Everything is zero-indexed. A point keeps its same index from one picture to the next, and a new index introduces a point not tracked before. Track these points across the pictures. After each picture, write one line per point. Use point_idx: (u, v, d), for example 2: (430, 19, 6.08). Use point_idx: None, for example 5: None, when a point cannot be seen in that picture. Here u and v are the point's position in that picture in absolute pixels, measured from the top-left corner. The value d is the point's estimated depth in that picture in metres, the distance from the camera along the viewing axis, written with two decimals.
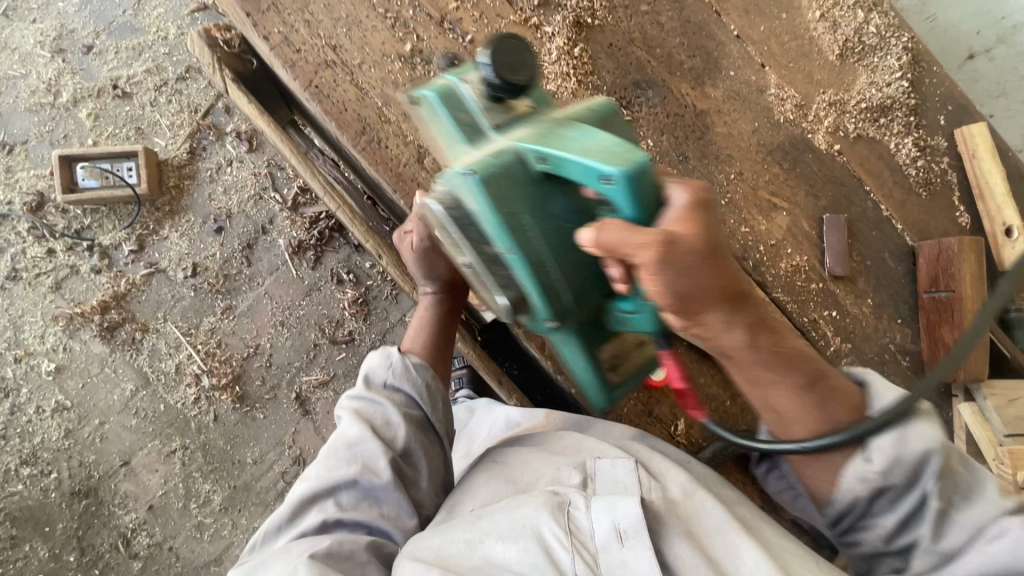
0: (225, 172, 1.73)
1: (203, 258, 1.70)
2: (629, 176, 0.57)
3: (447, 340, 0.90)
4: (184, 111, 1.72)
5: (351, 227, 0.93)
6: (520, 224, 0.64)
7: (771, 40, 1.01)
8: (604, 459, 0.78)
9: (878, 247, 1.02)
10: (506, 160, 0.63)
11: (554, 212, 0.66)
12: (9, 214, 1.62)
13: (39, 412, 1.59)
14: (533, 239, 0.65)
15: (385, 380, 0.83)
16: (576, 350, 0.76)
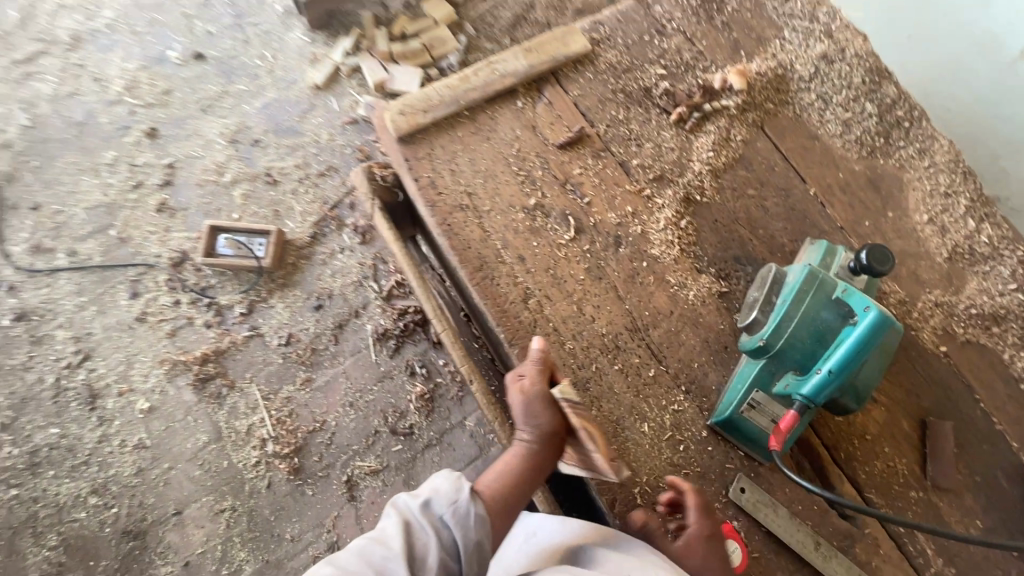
0: (336, 257, 1.93)
1: (298, 329, 1.85)
2: (880, 321, 0.78)
3: (519, 495, 0.92)
4: (317, 202, 1.98)
5: (449, 349, 1.01)
6: (802, 295, 0.85)
7: (875, 235, 1.05)
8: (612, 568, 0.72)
9: (992, 463, 0.94)
10: (828, 276, 0.86)
11: (823, 316, 0.84)
12: (155, 265, 1.88)
13: (121, 446, 1.71)
14: (802, 305, 0.84)
15: (442, 514, 0.84)
16: (749, 370, 0.88)
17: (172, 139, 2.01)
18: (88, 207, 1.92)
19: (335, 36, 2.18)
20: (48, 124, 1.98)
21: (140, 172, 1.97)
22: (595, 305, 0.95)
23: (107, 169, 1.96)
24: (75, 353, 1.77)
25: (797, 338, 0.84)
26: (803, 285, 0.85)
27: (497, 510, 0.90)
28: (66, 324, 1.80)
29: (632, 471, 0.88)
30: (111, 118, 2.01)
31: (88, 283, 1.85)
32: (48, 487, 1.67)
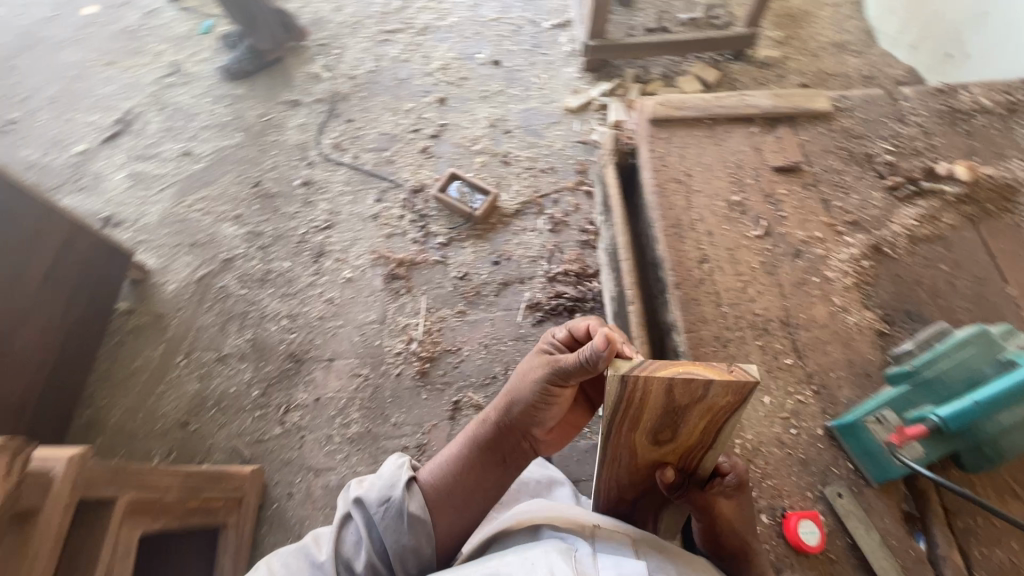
0: (526, 233, 2.28)
1: (474, 272, 2.21)
2: None
3: (460, 479, 1.10)
4: (531, 188, 2.39)
5: (624, 274, 1.16)
6: (969, 341, 0.88)
7: None
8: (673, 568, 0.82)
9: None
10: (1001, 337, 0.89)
11: (983, 366, 0.87)
12: (400, 186, 2.42)
13: (320, 295, 2.19)
14: (965, 349, 0.88)
15: (370, 513, 1.06)
16: (891, 391, 0.92)
17: (454, 109, 2.61)
18: (379, 133, 2.57)
19: (598, 80, 2.68)
20: (382, 74, 2.74)
21: (422, 122, 2.58)
22: (759, 290, 1.08)
23: (403, 113, 2.61)
24: (323, 221, 2.35)
25: (950, 374, 0.88)
26: (972, 334, 0.88)
27: (442, 480, 1.10)
28: (328, 200, 2.40)
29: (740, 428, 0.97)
30: (421, 83, 2.70)
31: (354, 179, 2.45)
32: (263, 299, 2.19)
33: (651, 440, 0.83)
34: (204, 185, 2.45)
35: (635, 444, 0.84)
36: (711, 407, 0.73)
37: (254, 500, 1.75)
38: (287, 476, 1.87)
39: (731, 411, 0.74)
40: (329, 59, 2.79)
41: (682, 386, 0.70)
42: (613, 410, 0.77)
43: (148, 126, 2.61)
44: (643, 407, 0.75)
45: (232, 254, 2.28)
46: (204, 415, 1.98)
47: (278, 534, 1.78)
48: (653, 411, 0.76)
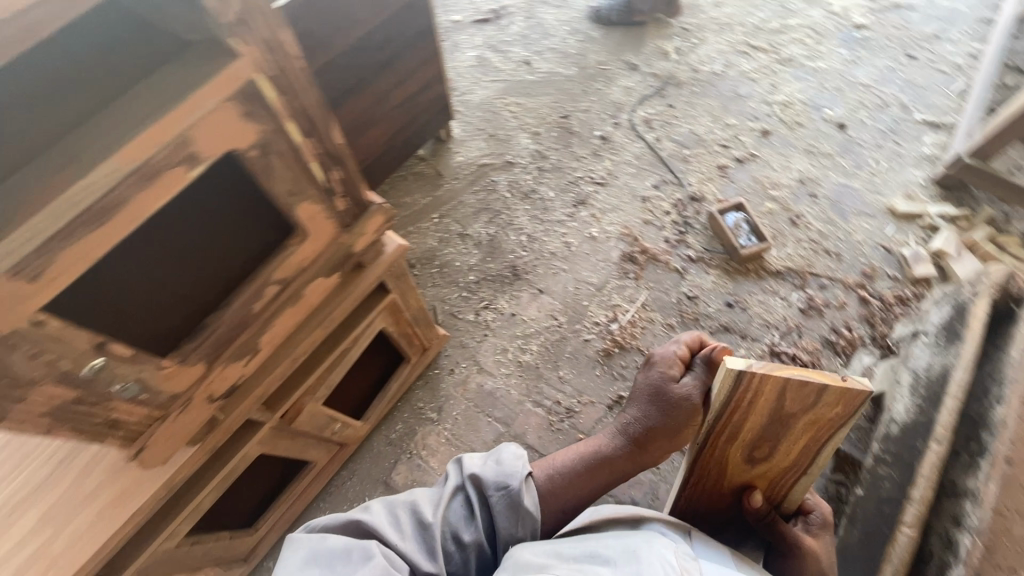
0: (774, 297, 2.15)
1: (703, 300, 2.15)
2: None
3: (586, 478, 1.19)
4: (805, 260, 2.22)
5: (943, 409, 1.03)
6: None
7: None
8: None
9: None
10: None
11: None
12: (682, 186, 2.41)
13: (562, 235, 2.31)
14: None
15: (483, 486, 1.07)
16: None
17: (773, 147, 2.50)
18: (691, 131, 2.56)
19: (943, 200, 2.34)
20: (724, 80, 2.70)
21: (734, 142, 2.52)
22: None
23: (722, 124, 2.57)
24: (601, 177, 2.44)
25: None
26: None
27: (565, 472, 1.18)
28: (613, 161, 2.49)
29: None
30: (755, 107, 2.61)
31: (645, 158, 2.49)
32: (518, 209, 2.37)
33: (745, 457, 0.91)
34: (526, 95, 2.69)
35: (729, 460, 0.92)
36: (821, 417, 0.81)
37: (430, 357, 1.96)
38: (457, 356, 2.06)
39: (837, 424, 0.83)
40: (685, 44, 2.82)
41: (796, 395, 0.78)
42: (717, 418, 0.83)
43: (511, 25, 2.91)
44: (752, 410, 0.81)
45: (515, 160, 2.49)
46: (427, 270, 2.25)
47: (426, 395, 1.99)
48: (763, 420, 0.83)
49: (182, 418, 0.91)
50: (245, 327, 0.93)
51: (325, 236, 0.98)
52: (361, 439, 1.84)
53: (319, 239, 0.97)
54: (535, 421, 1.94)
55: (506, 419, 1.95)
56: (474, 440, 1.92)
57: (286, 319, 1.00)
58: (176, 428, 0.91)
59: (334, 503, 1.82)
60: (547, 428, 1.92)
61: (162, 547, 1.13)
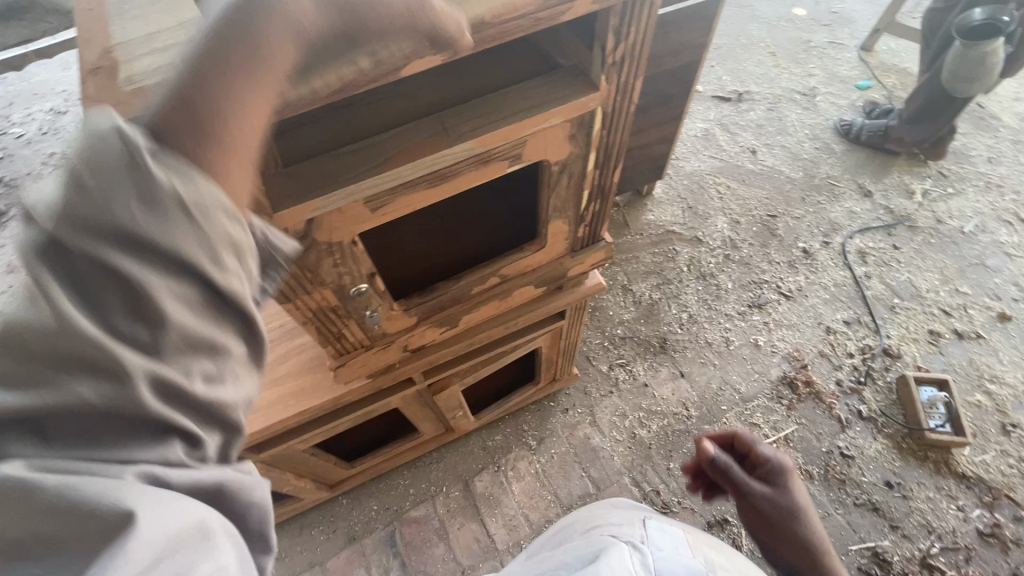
0: (948, 502, 1.82)
1: (859, 465, 1.89)
2: None
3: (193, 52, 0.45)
4: (1004, 478, 1.85)
5: None
6: None
7: None
8: (717, 557, 0.88)
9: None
10: None
11: None
12: (879, 334, 2.16)
13: (725, 329, 2.20)
14: None
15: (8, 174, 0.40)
16: None
17: (1007, 337, 2.14)
18: (910, 281, 2.29)
19: None
20: (971, 243, 2.38)
21: (959, 312, 2.20)
22: None
23: (951, 288, 2.26)
24: (789, 290, 2.29)
25: None
26: None
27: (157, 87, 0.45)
28: (808, 280, 2.31)
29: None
30: (1000, 285, 2.26)
31: (845, 289, 2.28)
32: (689, 286, 2.31)
33: None
34: (739, 181, 2.62)
35: None
36: None
37: (554, 388, 1.98)
38: (576, 399, 2.05)
39: None
40: (937, 189, 2.54)
41: None
42: None
43: (750, 111, 2.87)
44: None
45: (704, 239, 2.44)
46: None
47: (534, 420, 2.00)
48: None
49: (381, 355, 1.03)
50: (459, 303, 1.01)
51: (552, 252, 1.04)
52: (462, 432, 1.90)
53: (546, 253, 1.03)
54: (627, 499, 1.86)
55: (598, 481, 1.89)
56: (560, 485, 1.88)
57: (486, 308, 1.08)
58: (373, 360, 1.04)
59: (416, 477, 1.90)
60: None
61: (298, 447, 1.28)
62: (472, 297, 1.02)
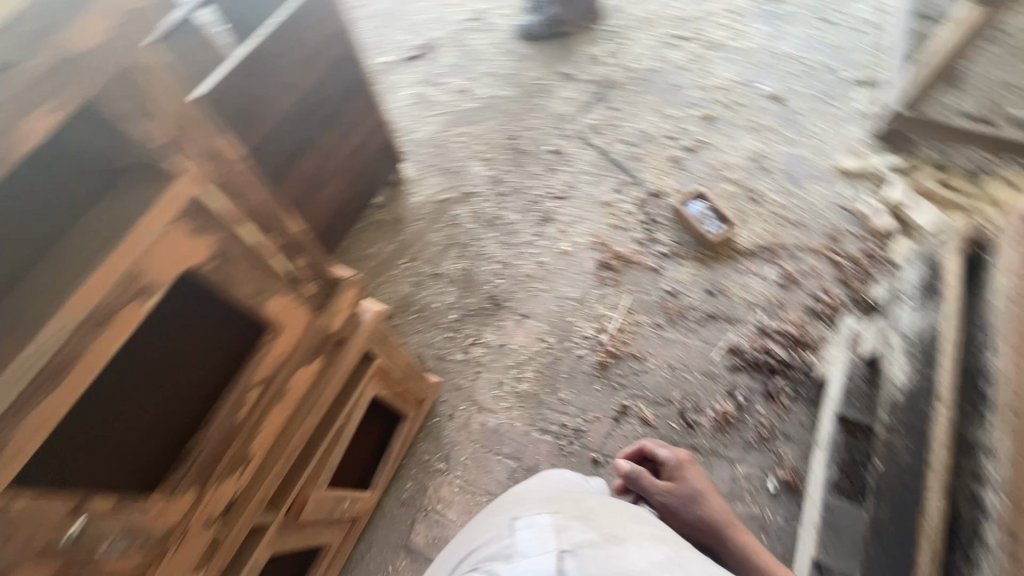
0: (751, 276, 2.18)
1: (684, 293, 2.17)
2: None
3: None
4: (772, 235, 2.27)
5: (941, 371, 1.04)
6: None
7: None
8: (587, 529, 0.78)
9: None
10: None
11: None
12: (641, 184, 2.44)
13: (533, 254, 2.31)
14: None
15: None
16: None
17: (718, 131, 2.56)
18: (637, 129, 2.61)
19: (886, 151, 2.43)
20: (659, 75, 2.76)
21: (681, 132, 2.57)
22: None
23: (666, 118, 2.62)
24: (560, 191, 2.46)
25: None
26: None
27: None
28: (570, 174, 2.50)
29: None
30: (694, 95, 2.68)
31: (599, 163, 2.52)
32: (485, 238, 2.36)
33: None
34: (470, 123, 2.69)
35: None
36: None
37: (427, 406, 1.93)
38: (453, 399, 2.02)
39: None
40: (614, 46, 2.88)
41: None
42: None
43: (442, 57, 2.92)
44: None
45: (472, 190, 2.49)
46: (406, 316, 2.21)
47: (430, 445, 1.94)
48: None
49: (190, 542, 0.86)
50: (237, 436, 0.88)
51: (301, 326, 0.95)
52: (371, 508, 1.77)
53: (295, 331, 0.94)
54: (545, 448, 1.91)
55: (515, 453, 1.91)
56: (487, 481, 1.87)
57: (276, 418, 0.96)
58: (184, 554, 0.86)
59: None
60: (558, 453, 1.89)
61: None
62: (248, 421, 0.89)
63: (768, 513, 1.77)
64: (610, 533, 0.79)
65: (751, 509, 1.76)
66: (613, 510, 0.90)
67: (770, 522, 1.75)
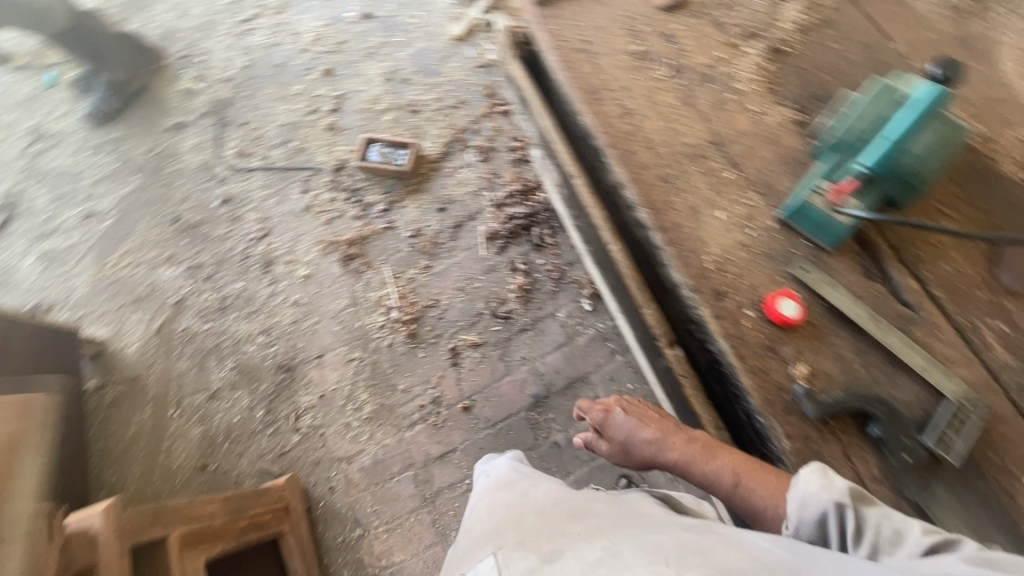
0: (460, 171, 2.29)
1: (424, 226, 2.21)
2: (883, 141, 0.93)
3: None
4: (448, 127, 2.37)
5: (560, 152, 1.19)
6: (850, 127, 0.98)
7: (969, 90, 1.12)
8: (529, 555, 0.87)
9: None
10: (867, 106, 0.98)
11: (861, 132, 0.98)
12: (321, 169, 2.35)
13: (283, 301, 2.16)
14: (853, 126, 0.98)
15: None
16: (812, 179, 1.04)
17: (344, 77, 2.52)
18: (280, 125, 2.46)
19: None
20: (259, 65, 2.59)
21: (317, 101, 2.48)
22: (685, 123, 1.14)
23: (295, 98, 2.50)
24: (260, 229, 2.28)
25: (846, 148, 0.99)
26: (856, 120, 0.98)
27: None
28: (255, 208, 2.32)
29: (681, 265, 1.03)
30: (301, 62, 2.58)
31: (272, 180, 2.36)
32: (229, 324, 2.14)
33: None
34: (121, 239, 2.32)
35: None
36: None
37: (299, 506, 1.73)
38: (321, 474, 1.90)
39: None
40: (197, 68, 2.62)
41: None
42: None
43: (36, 201, 2.42)
44: None
45: (179, 295, 2.20)
46: (220, 452, 1.97)
47: (335, 527, 1.83)
48: None
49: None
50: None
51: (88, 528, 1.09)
52: None
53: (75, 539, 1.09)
54: (424, 436, 1.91)
55: (405, 464, 1.88)
56: (403, 505, 1.84)
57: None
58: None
59: None
60: (436, 430, 1.91)
61: None
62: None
63: (600, 325, 2.00)
64: (552, 548, 0.85)
65: (590, 333, 1.98)
66: (558, 513, 0.97)
67: (608, 329, 1.99)
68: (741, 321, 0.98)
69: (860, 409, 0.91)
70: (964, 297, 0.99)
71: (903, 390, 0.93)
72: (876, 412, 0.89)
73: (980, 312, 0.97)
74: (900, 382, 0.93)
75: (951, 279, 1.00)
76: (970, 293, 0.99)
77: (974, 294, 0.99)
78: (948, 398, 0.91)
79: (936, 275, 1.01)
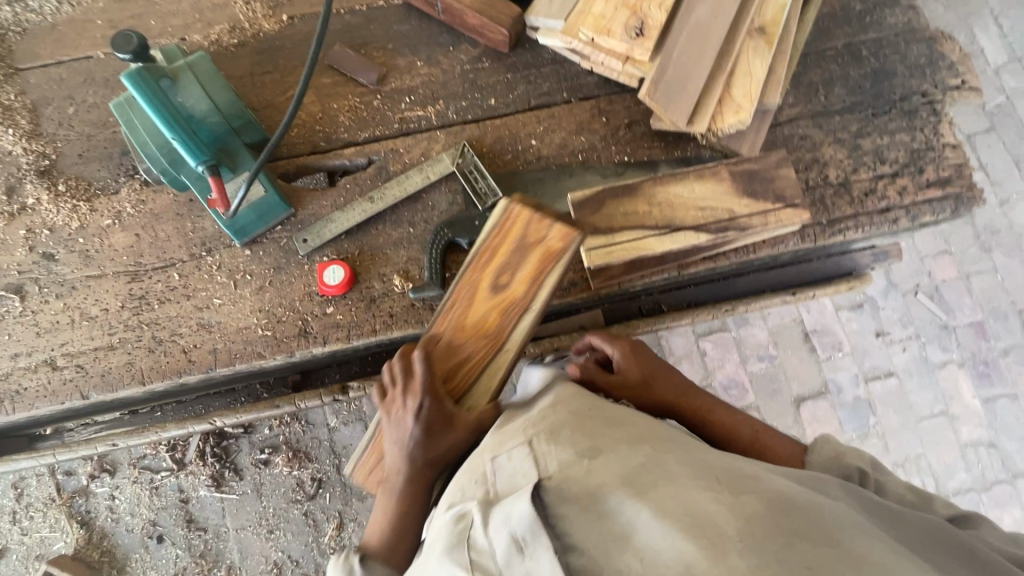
0: (116, 504, 1.79)
1: (174, 564, 1.78)
2: (179, 132, 0.86)
3: None
4: (45, 506, 1.79)
5: None
6: (149, 144, 0.89)
7: (180, 17, 1.11)
8: (556, 449, 0.68)
9: (390, 23, 1.11)
10: (134, 120, 0.88)
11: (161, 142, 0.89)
12: None
13: None
14: (152, 142, 0.89)
15: None
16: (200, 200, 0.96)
17: None
18: None
19: None
20: None
21: None
22: (95, 300, 0.97)
23: None
24: None
25: (175, 161, 0.91)
26: (146, 137, 0.88)
27: None
28: None
29: (261, 360, 0.95)
30: None
31: None
32: None
33: None
34: None
35: None
36: None
37: None
38: None
39: None
40: None
41: None
42: None
43: None
44: None
45: None
46: None
47: None
48: None
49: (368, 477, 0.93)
50: (418, 418, 0.84)
51: (539, 272, 0.86)
52: None
53: (543, 265, 0.86)
54: None
55: None
56: None
57: (464, 420, 0.85)
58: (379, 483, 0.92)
59: None
60: None
61: None
62: (471, 349, 0.89)
63: None
64: (590, 449, 0.67)
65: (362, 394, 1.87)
66: (605, 415, 0.76)
67: None
68: (336, 320, 0.96)
69: (445, 246, 0.98)
70: (374, 114, 1.06)
71: (438, 201, 1.01)
72: (448, 237, 0.97)
73: (390, 109, 1.06)
74: (431, 200, 1.01)
75: (354, 114, 1.06)
76: (372, 106, 1.07)
77: (374, 104, 1.07)
78: (451, 166, 1.02)
79: (348, 125, 1.06)
